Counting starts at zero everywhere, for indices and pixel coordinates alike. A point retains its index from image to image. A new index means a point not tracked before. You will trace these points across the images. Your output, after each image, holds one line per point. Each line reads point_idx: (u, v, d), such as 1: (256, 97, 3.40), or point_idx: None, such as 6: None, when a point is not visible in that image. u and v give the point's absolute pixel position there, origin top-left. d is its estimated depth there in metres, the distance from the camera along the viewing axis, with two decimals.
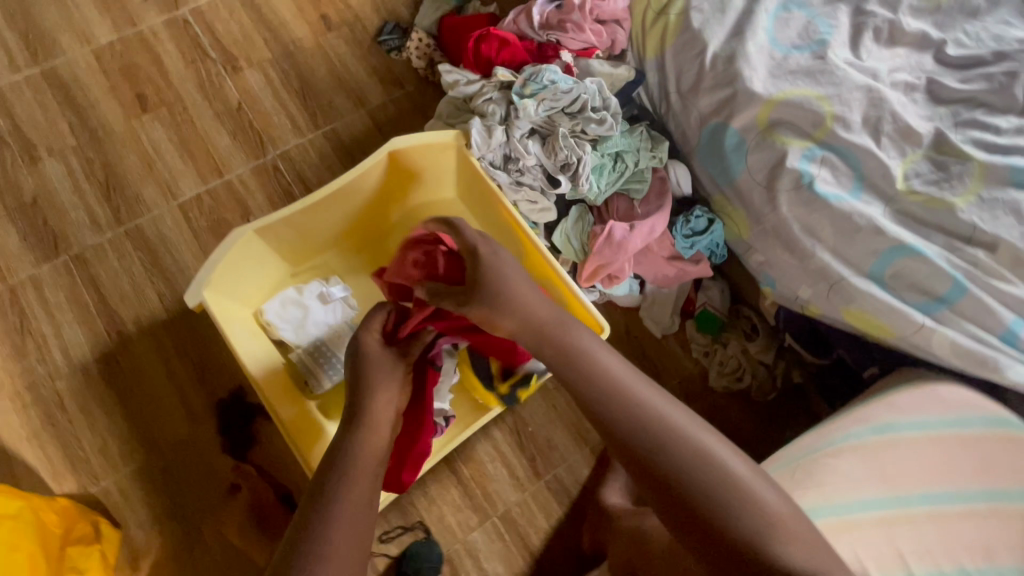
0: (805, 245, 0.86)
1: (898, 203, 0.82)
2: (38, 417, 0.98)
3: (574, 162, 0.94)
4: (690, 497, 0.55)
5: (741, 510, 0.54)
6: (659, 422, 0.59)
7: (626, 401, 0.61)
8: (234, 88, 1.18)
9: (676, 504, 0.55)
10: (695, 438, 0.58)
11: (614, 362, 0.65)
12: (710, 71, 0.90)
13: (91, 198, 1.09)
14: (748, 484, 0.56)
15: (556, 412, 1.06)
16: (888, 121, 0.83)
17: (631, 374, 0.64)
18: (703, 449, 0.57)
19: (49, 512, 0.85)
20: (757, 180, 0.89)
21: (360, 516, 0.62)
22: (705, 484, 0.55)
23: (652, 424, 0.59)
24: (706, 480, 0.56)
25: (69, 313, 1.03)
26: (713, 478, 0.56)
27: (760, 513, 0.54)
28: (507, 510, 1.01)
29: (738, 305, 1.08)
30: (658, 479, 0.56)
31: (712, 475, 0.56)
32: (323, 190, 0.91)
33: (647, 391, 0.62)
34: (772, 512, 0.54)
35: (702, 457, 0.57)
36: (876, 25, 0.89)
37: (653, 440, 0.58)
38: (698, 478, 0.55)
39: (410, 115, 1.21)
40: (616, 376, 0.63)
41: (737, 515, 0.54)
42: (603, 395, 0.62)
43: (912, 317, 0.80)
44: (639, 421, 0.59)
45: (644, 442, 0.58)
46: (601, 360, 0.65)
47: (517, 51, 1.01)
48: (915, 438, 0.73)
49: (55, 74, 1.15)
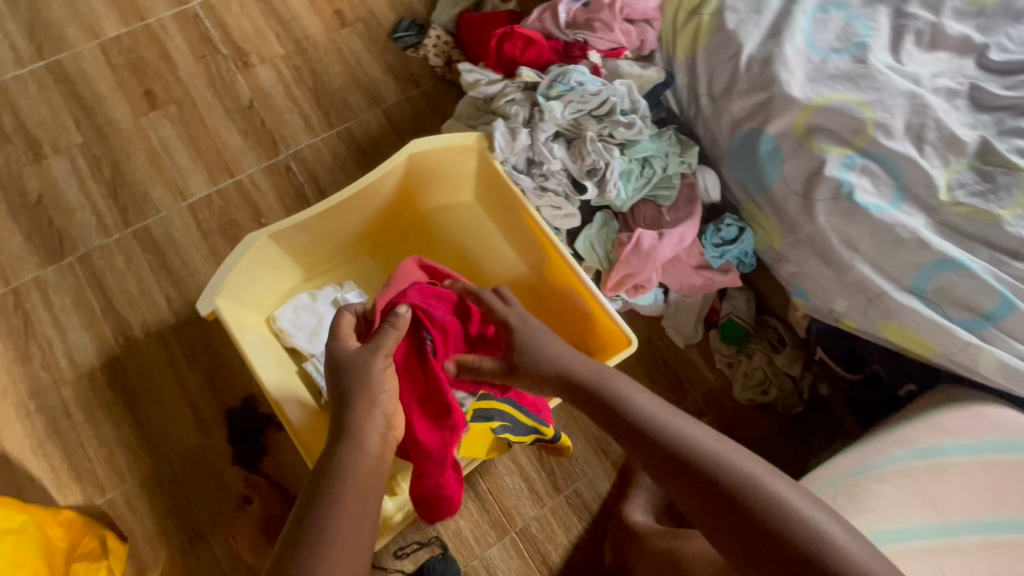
0: (843, 257, 0.82)
1: (941, 215, 0.79)
2: (42, 425, 0.95)
3: (601, 167, 0.91)
4: (742, 522, 0.58)
5: (796, 533, 0.56)
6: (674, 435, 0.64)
7: (672, 440, 0.64)
8: (246, 85, 1.14)
9: (705, 507, 0.60)
10: (741, 468, 0.61)
11: (652, 404, 0.69)
12: (745, 73, 0.87)
13: (98, 198, 1.06)
14: (765, 482, 0.59)
15: (577, 424, 1.03)
16: (931, 129, 0.80)
17: (668, 414, 0.68)
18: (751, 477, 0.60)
19: (53, 525, 0.83)
20: (793, 188, 0.85)
21: (361, 536, 0.60)
22: (756, 509, 0.58)
23: (698, 458, 0.62)
24: (755, 506, 0.58)
25: (74, 317, 1.00)
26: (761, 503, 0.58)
27: (820, 537, 0.56)
28: (526, 525, 0.98)
29: (763, 316, 1.06)
30: (709, 507, 0.60)
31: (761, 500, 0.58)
32: (342, 194, 0.87)
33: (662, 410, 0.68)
34: (793, 508, 0.57)
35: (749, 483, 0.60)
36: (917, 28, 0.85)
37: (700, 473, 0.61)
38: (751, 504, 0.58)
39: (426, 115, 1.17)
40: (658, 419, 0.67)
41: (794, 538, 0.56)
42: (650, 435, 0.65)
43: (957, 335, 0.76)
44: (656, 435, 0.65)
45: (691, 473, 0.61)
46: (641, 404, 0.69)
47: (543, 50, 0.97)
48: (963, 462, 0.70)
49: (61, 68, 1.11)
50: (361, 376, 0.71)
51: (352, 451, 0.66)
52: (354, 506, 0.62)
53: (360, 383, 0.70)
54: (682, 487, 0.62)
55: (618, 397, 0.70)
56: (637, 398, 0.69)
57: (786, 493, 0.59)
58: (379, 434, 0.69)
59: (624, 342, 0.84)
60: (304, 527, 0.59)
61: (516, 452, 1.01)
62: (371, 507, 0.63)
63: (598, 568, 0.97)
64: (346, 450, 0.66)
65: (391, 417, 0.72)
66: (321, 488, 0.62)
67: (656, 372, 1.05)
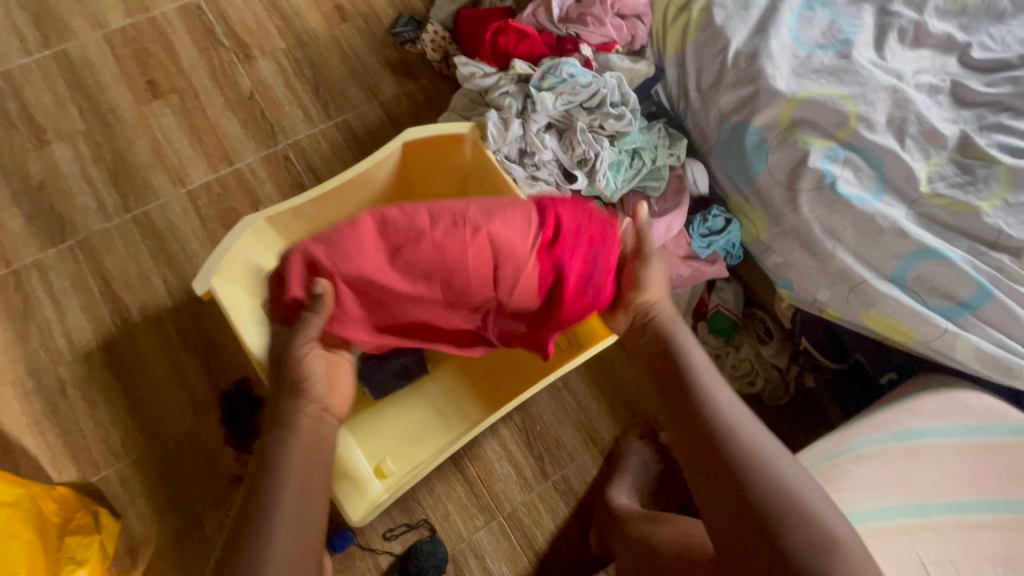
0: (826, 247, 0.84)
1: (922, 206, 0.80)
2: (39, 404, 0.96)
3: (591, 157, 0.94)
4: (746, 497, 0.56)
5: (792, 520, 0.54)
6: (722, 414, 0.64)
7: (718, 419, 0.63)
8: (247, 76, 1.17)
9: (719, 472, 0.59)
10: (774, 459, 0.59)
11: (715, 384, 0.67)
12: (732, 68, 0.89)
13: (99, 184, 1.08)
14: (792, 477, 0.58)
15: (565, 411, 1.04)
16: (913, 122, 0.82)
17: (727, 395, 0.66)
18: (775, 461, 0.59)
19: (46, 500, 0.83)
20: (777, 179, 0.87)
21: (308, 518, 0.61)
22: (758, 485, 0.57)
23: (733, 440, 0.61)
24: (761, 483, 0.57)
25: (73, 299, 1.02)
26: (769, 485, 0.56)
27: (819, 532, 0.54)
28: (513, 510, 0.99)
29: (751, 308, 1.07)
30: (720, 478, 0.58)
31: (770, 480, 0.57)
32: (336, 180, 0.89)
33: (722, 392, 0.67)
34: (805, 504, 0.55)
35: (769, 464, 0.58)
36: (901, 26, 0.88)
37: (720, 443, 0.60)
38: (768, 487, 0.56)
39: (423, 108, 1.19)
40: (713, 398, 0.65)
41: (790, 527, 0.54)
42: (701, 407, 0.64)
43: (936, 322, 0.78)
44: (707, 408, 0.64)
45: (719, 447, 0.60)
46: (705, 380, 0.68)
47: (536, 44, 1.00)
48: (939, 445, 0.71)
49: (66, 57, 1.14)
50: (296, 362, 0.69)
51: (292, 434, 0.66)
52: (298, 486, 0.63)
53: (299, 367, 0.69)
54: (699, 453, 0.62)
55: (684, 363, 0.70)
56: (703, 371, 0.68)
57: (802, 483, 0.57)
58: (314, 416, 0.69)
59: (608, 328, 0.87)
60: (252, 513, 0.60)
61: (505, 437, 1.02)
62: (315, 481, 0.64)
63: (585, 553, 0.98)
64: (280, 443, 0.65)
65: (327, 402, 0.71)
66: (264, 475, 0.63)
67: None
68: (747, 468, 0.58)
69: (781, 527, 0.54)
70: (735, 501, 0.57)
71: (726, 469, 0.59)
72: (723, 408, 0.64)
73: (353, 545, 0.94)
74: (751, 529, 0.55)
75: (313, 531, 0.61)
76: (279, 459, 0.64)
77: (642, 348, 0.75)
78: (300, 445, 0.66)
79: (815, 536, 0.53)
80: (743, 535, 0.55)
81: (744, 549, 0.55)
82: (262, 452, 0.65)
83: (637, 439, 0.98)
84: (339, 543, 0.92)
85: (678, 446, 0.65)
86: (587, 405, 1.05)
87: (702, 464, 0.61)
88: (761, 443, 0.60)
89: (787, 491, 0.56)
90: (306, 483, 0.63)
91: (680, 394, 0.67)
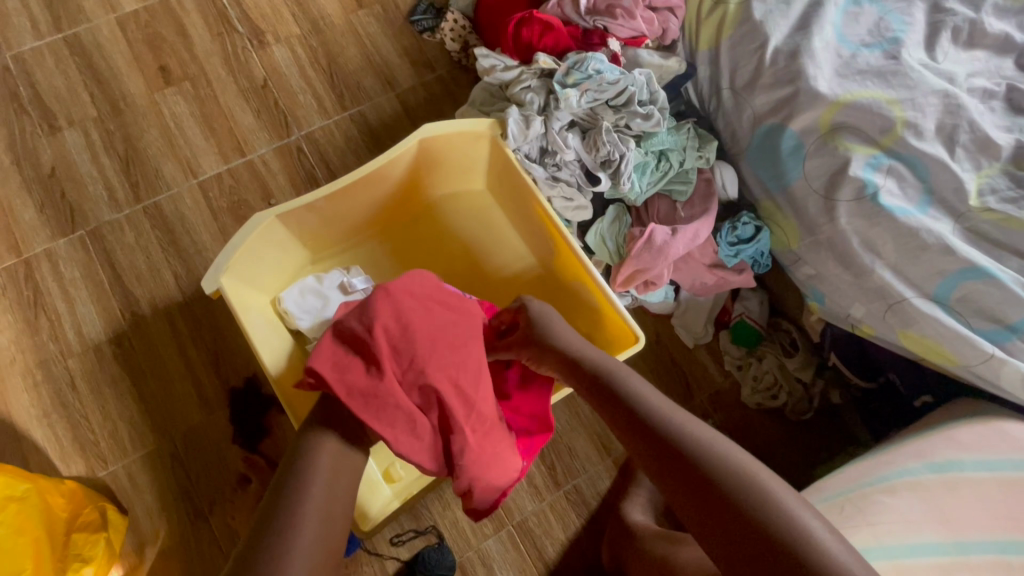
0: (863, 262, 0.80)
1: (970, 221, 0.75)
2: (49, 396, 0.96)
3: (616, 158, 0.89)
4: (720, 506, 0.57)
5: (769, 518, 0.55)
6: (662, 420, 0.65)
7: (663, 428, 0.64)
8: (260, 64, 1.13)
9: (688, 483, 0.60)
10: (726, 455, 0.61)
11: (648, 388, 0.70)
12: (770, 67, 0.84)
13: (111, 173, 1.06)
14: (749, 470, 0.59)
15: (579, 419, 1.01)
16: (964, 130, 0.76)
17: (659, 397, 0.69)
18: (725, 453, 0.61)
19: (55, 495, 0.83)
20: (814, 188, 0.82)
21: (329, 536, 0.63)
22: (719, 478, 0.58)
23: (683, 445, 0.62)
24: (721, 477, 0.59)
25: (84, 290, 1.00)
26: (729, 477, 0.58)
27: (796, 526, 0.54)
28: (523, 519, 0.97)
29: (776, 318, 1.03)
30: (691, 492, 0.59)
31: (727, 473, 0.59)
32: (350, 176, 0.85)
33: (656, 400, 0.68)
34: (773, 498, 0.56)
35: (721, 457, 0.60)
36: (955, 25, 0.82)
37: (670, 445, 0.62)
38: (733, 491, 0.57)
39: (440, 100, 1.15)
40: (650, 403, 0.67)
41: (769, 527, 0.54)
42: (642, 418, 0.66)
43: (981, 347, 0.73)
44: (648, 419, 0.66)
45: (674, 456, 0.62)
46: (636, 386, 0.70)
47: (561, 37, 0.94)
48: (981, 478, 0.67)
49: (78, 42, 1.11)
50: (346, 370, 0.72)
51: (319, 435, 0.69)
52: (321, 488, 0.65)
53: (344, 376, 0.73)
54: (652, 457, 0.63)
55: (613, 377, 0.71)
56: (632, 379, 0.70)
57: (756, 470, 0.59)
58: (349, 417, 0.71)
59: (631, 338, 0.82)
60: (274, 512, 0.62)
61: None
62: (339, 486, 0.67)
63: (595, 565, 0.96)
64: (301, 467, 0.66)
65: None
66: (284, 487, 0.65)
67: (664, 371, 1.03)
68: (708, 472, 0.59)
69: (756, 518, 0.55)
70: (701, 495, 0.59)
71: (687, 470, 0.60)
72: (661, 411, 0.66)
73: (360, 549, 0.93)
74: (726, 522, 0.56)
75: (335, 533, 0.64)
76: (309, 458, 0.67)
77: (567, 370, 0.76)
78: (332, 446, 0.68)
79: (788, 521, 0.55)
80: (723, 534, 0.56)
81: (731, 550, 0.55)
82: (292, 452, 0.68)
83: None
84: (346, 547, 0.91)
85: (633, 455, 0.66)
86: (602, 414, 1.02)
87: (661, 468, 0.62)
88: (707, 438, 0.63)
89: (746, 480, 0.58)
90: (330, 489, 0.66)
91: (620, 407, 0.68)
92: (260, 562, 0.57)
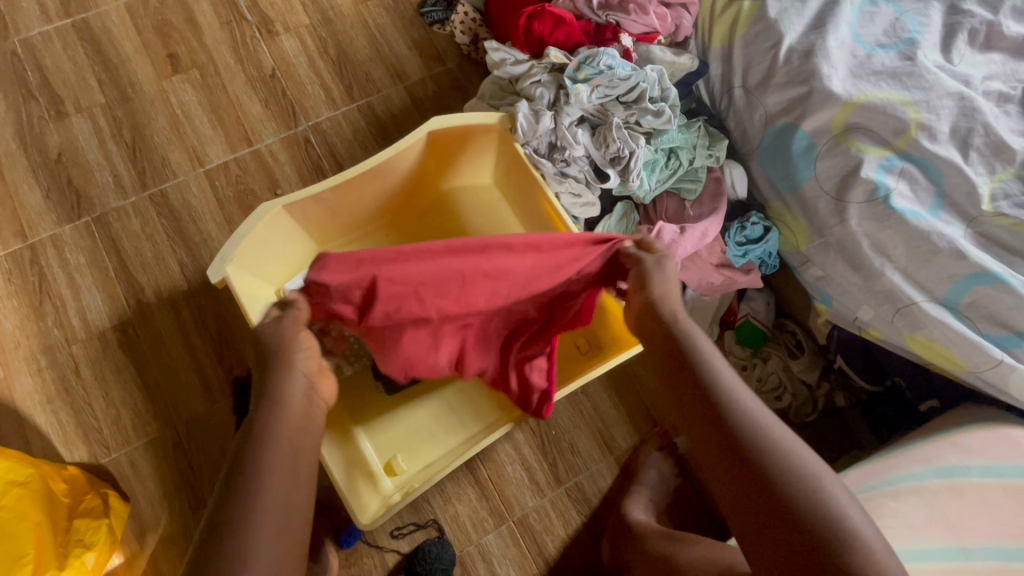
0: (873, 264, 0.79)
1: (982, 225, 0.75)
2: (53, 382, 0.96)
3: (626, 155, 0.89)
4: (761, 487, 0.53)
5: (812, 509, 0.51)
6: (721, 388, 0.59)
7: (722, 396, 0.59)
8: (269, 53, 1.13)
9: (732, 457, 0.55)
10: (783, 438, 0.55)
11: (725, 369, 0.62)
12: (783, 65, 0.83)
13: (117, 160, 1.06)
14: (804, 457, 0.54)
15: (582, 416, 1.01)
16: (979, 133, 0.75)
17: (736, 379, 0.61)
18: (794, 452, 0.54)
19: (57, 480, 0.85)
20: (825, 189, 0.82)
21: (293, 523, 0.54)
22: (776, 477, 0.53)
23: (737, 418, 0.57)
24: (780, 475, 0.53)
25: (89, 277, 1.00)
26: (784, 461, 0.54)
27: (840, 522, 0.50)
28: (524, 515, 0.97)
29: (782, 320, 1.02)
30: (734, 468, 0.55)
31: (789, 472, 0.53)
32: (359, 167, 0.85)
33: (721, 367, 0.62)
34: (822, 489, 0.52)
35: (787, 456, 0.54)
36: (972, 27, 0.81)
37: (725, 417, 0.57)
38: (781, 474, 0.53)
39: (449, 93, 1.15)
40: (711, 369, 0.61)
41: (809, 517, 0.50)
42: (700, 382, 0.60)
43: (990, 353, 0.73)
44: (707, 385, 0.60)
45: (725, 428, 0.57)
46: (713, 363, 0.62)
47: (573, 31, 0.94)
48: (987, 485, 0.67)
49: (87, 28, 1.11)
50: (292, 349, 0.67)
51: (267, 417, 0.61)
52: (280, 473, 0.56)
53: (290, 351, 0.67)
54: (701, 426, 0.58)
55: (691, 349, 0.64)
56: (711, 355, 0.63)
57: (824, 477, 0.53)
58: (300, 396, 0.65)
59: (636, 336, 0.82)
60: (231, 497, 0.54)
61: (519, 441, 0.99)
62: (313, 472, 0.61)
63: (595, 561, 0.96)
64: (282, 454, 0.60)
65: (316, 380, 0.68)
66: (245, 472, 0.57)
67: None
68: (758, 452, 0.54)
69: (801, 505, 0.51)
70: (744, 471, 0.54)
71: (740, 459, 0.54)
72: (732, 388, 0.59)
73: (360, 541, 0.94)
74: (763, 503, 0.52)
75: (298, 522, 0.55)
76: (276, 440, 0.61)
77: (646, 327, 0.70)
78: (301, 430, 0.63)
79: (838, 533, 0.50)
80: (756, 526, 0.52)
81: (758, 539, 0.52)
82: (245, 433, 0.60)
83: (656, 451, 0.97)
84: (346, 538, 0.92)
85: (685, 430, 0.61)
86: (605, 411, 1.02)
87: (712, 450, 0.57)
88: (778, 434, 0.56)
89: (809, 484, 0.52)
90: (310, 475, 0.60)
91: (688, 379, 0.61)
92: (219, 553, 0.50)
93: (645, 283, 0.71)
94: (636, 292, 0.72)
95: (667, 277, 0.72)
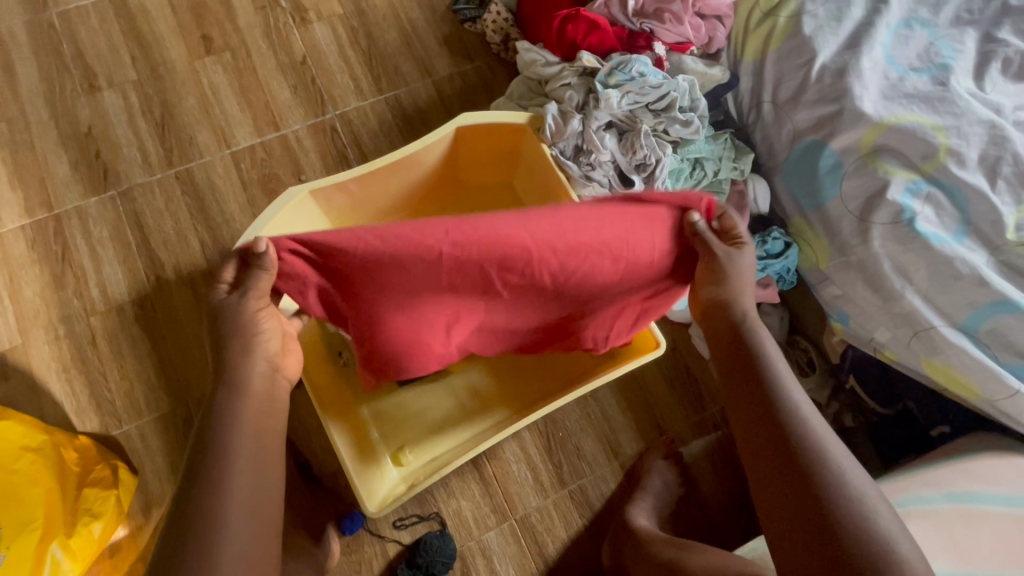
0: (893, 286, 0.79)
1: (1005, 254, 0.75)
2: (70, 351, 0.97)
3: (652, 162, 0.90)
4: (804, 495, 0.53)
5: (853, 525, 0.51)
6: (780, 396, 0.60)
7: (780, 403, 0.60)
8: (302, 40, 1.14)
9: (779, 460, 0.56)
10: (833, 452, 0.56)
11: (792, 382, 0.62)
12: (815, 83, 0.84)
13: (146, 136, 1.07)
14: (850, 474, 0.55)
15: (590, 420, 1.01)
16: (1008, 162, 0.75)
17: (799, 390, 0.62)
18: (845, 471, 0.55)
19: (69, 449, 0.87)
20: (849, 208, 0.82)
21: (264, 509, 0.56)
22: (824, 488, 0.53)
23: (792, 427, 0.58)
24: (828, 486, 0.53)
25: (111, 251, 1.01)
26: (830, 476, 0.54)
27: (877, 538, 0.51)
28: (526, 514, 0.97)
29: (793, 336, 1.02)
30: (777, 470, 0.56)
31: (837, 482, 0.54)
32: (385, 158, 0.86)
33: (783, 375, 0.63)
34: (867, 508, 0.52)
35: (837, 473, 0.54)
36: (1006, 56, 0.80)
37: (780, 424, 0.58)
38: (825, 485, 0.53)
39: (476, 91, 1.15)
40: (771, 377, 0.62)
41: (849, 531, 0.51)
42: (760, 386, 0.61)
43: (1007, 382, 0.73)
44: (767, 389, 0.61)
45: (778, 433, 0.58)
46: (779, 374, 0.63)
47: (606, 36, 0.94)
48: (994, 513, 0.68)
49: (123, 4, 1.12)
50: (237, 322, 0.63)
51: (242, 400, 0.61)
52: (248, 459, 0.57)
53: (235, 326, 0.63)
54: (754, 428, 0.60)
55: (758, 357, 0.64)
56: (779, 365, 0.63)
57: (872, 500, 0.53)
58: (271, 375, 0.65)
59: (651, 345, 0.84)
60: (207, 477, 0.55)
61: (525, 439, 1.00)
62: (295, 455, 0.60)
63: (595, 564, 0.96)
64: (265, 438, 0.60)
65: (280, 361, 0.67)
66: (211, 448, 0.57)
67: (677, 382, 1.04)
68: (808, 462, 0.55)
69: (843, 520, 0.51)
70: (788, 476, 0.55)
71: (790, 465, 0.55)
72: (791, 399, 0.60)
73: (362, 529, 0.94)
74: (803, 514, 0.53)
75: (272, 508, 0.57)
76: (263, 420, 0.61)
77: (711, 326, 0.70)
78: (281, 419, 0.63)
79: (878, 554, 0.50)
80: (792, 530, 0.53)
81: (791, 543, 0.53)
82: (212, 413, 0.60)
83: (661, 459, 0.97)
84: (349, 525, 0.92)
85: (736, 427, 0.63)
86: (613, 417, 1.02)
87: (764, 449, 0.58)
88: (832, 450, 0.56)
89: (854, 498, 0.53)
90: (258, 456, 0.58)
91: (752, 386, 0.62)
92: (187, 541, 0.51)
93: (717, 275, 0.68)
94: (707, 285, 0.69)
95: (741, 272, 0.68)
